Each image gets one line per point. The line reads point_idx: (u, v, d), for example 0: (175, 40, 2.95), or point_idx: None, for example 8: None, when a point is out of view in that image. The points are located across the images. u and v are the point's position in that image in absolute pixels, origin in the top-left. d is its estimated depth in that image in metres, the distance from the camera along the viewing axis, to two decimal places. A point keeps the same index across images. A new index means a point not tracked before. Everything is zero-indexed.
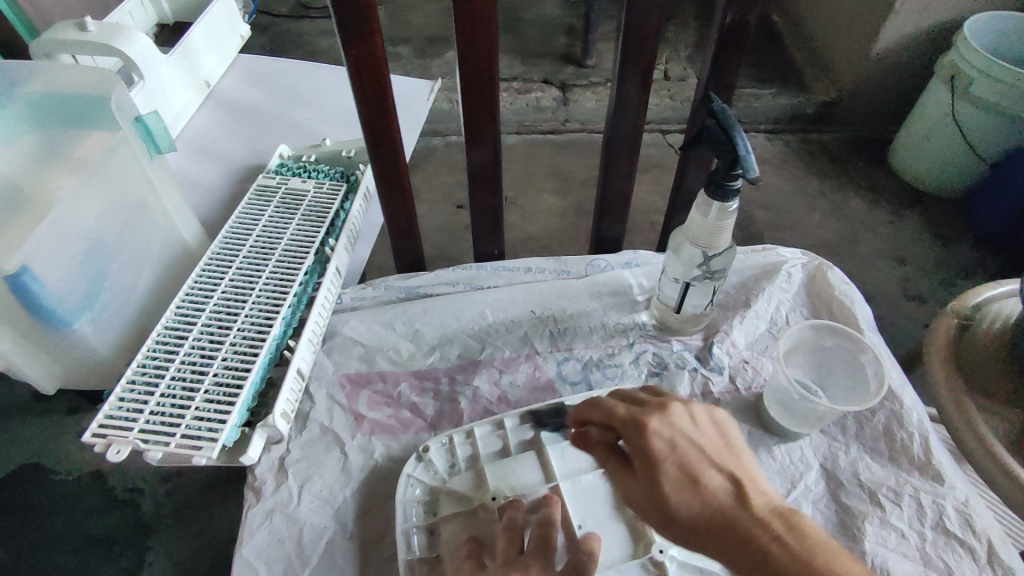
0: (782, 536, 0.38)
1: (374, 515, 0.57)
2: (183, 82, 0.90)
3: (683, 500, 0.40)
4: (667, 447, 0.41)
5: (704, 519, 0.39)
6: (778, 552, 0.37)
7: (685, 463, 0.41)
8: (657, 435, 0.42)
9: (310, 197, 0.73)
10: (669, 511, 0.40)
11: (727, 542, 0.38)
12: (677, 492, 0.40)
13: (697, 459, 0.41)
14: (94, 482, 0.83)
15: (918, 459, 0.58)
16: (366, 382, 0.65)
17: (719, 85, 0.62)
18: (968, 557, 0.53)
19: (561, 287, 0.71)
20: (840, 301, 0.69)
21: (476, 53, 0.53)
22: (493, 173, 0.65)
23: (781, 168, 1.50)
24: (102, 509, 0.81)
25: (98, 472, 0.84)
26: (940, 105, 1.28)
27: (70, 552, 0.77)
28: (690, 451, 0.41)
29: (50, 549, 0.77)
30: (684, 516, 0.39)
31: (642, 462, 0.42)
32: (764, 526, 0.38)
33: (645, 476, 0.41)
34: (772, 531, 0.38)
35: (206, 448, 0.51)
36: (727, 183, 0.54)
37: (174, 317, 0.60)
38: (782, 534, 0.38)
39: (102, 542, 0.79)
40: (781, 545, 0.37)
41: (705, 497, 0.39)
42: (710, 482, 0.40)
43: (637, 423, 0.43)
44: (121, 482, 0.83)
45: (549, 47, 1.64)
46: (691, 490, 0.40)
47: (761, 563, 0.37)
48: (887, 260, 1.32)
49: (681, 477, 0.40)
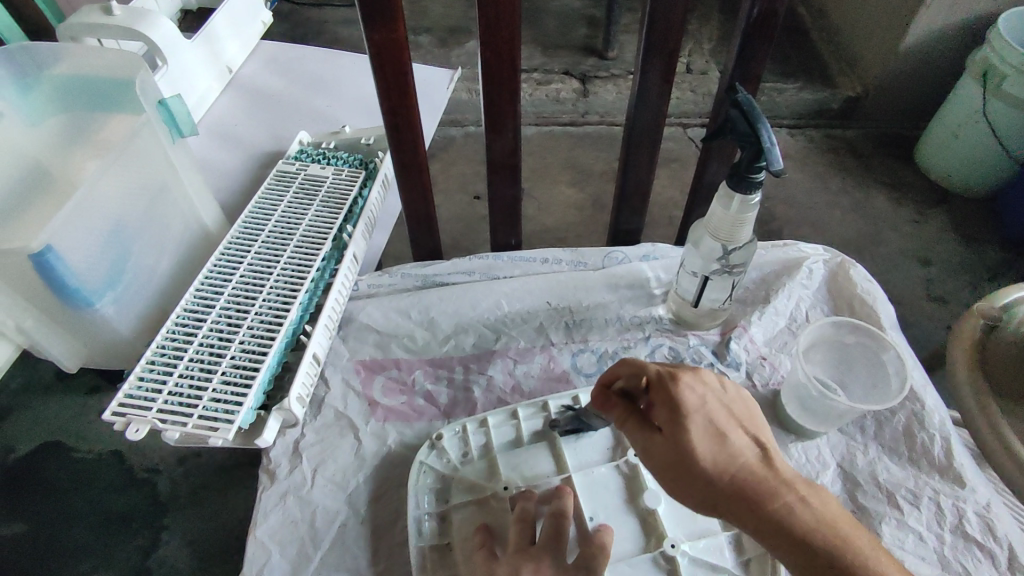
0: (808, 499, 0.36)
1: (387, 500, 0.57)
2: (206, 67, 0.90)
3: (712, 455, 0.37)
4: (698, 402, 0.39)
5: (731, 477, 0.37)
6: (804, 514, 0.36)
7: (713, 420, 0.39)
8: (690, 388, 0.40)
9: (328, 184, 0.73)
10: (693, 465, 0.37)
11: (749, 501, 0.36)
12: (706, 444, 0.38)
13: (723, 414, 0.39)
14: (113, 460, 0.85)
15: (939, 461, 0.56)
16: (381, 369, 0.65)
17: (744, 76, 0.61)
18: (988, 562, 0.52)
19: (578, 279, 0.71)
20: (862, 299, 0.68)
21: (498, 40, 0.52)
22: (512, 162, 0.65)
23: (804, 164, 1.47)
24: (121, 487, 0.83)
25: (118, 451, 0.85)
26: (970, 102, 1.25)
27: (90, 529, 0.79)
28: (719, 409, 0.39)
29: (71, 525, 0.79)
30: (710, 471, 0.37)
31: (669, 414, 0.39)
32: (790, 487, 0.37)
33: (671, 428, 0.39)
34: (797, 492, 0.36)
35: (223, 429, 0.52)
36: (750, 175, 0.53)
37: (193, 299, 0.61)
38: (807, 497, 0.36)
39: (121, 519, 0.80)
40: (807, 507, 0.36)
41: (731, 452, 0.38)
42: (737, 440, 0.38)
43: (668, 376, 0.40)
44: (139, 461, 0.85)
45: (570, 38, 1.62)
46: (717, 445, 0.38)
47: (781, 521, 0.36)
48: (910, 260, 1.30)
49: (710, 432, 0.38)
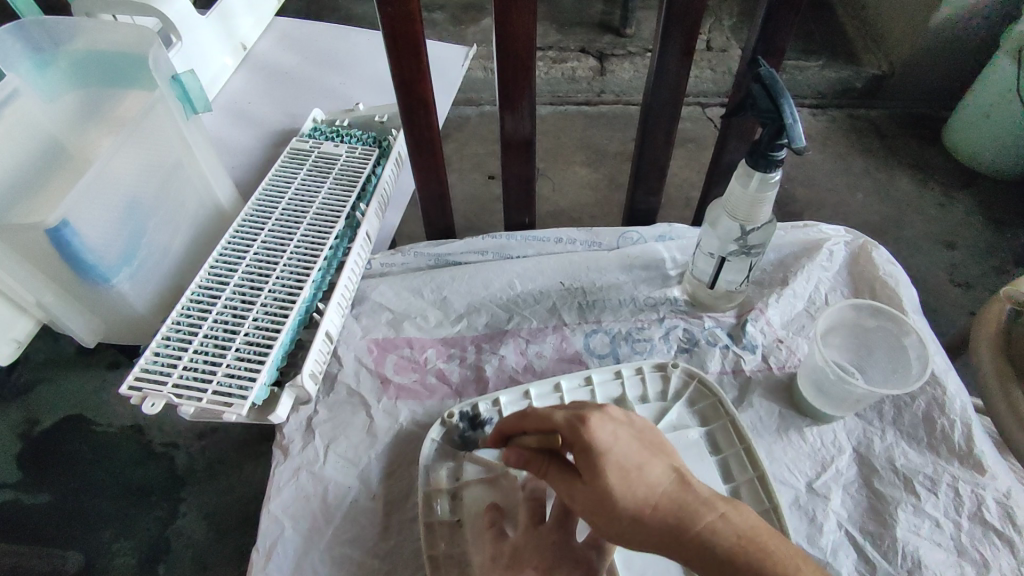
0: (732, 516, 0.35)
1: (398, 477, 0.58)
2: (220, 44, 0.90)
3: (633, 494, 0.36)
4: (611, 438, 0.38)
5: (654, 511, 0.35)
6: (727, 534, 0.34)
7: (626, 456, 0.37)
8: (600, 428, 0.38)
9: (342, 161, 0.72)
10: (615, 508, 0.36)
11: (676, 535, 0.35)
12: (624, 483, 0.36)
13: (637, 448, 0.38)
14: (132, 434, 0.86)
15: (959, 448, 0.55)
16: (393, 347, 0.65)
17: (767, 51, 0.59)
18: (1007, 550, 0.50)
19: (592, 260, 0.70)
20: (884, 282, 0.66)
21: (515, 15, 0.51)
22: (527, 141, 0.63)
23: (826, 144, 1.44)
24: (141, 461, 0.84)
25: (137, 426, 0.87)
26: (1004, 80, 1.20)
27: (112, 501, 0.81)
28: (631, 443, 0.38)
29: (93, 496, 0.81)
30: (632, 508, 0.36)
31: (583, 458, 0.38)
32: (709, 506, 0.35)
33: (589, 473, 0.37)
34: (716, 509, 0.35)
35: (237, 404, 0.52)
36: (772, 153, 0.52)
37: (207, 276, 0.61)
38: (727, 512, 0.35)
39: (140, 491, 0.82)
40: (727, 525, 0.34)
41: (649, 485, 0.36)
42: (653, 470, 0.37)
43: (575, 419, 0.39)
44: (158, 436, 0.86)
45: (587, 15, 1.59)
46: (636, 480, 0.36)
47: (706, 547, 0.34)
48: (933, 244, 1.27)
49: (625, 469, 0.37)
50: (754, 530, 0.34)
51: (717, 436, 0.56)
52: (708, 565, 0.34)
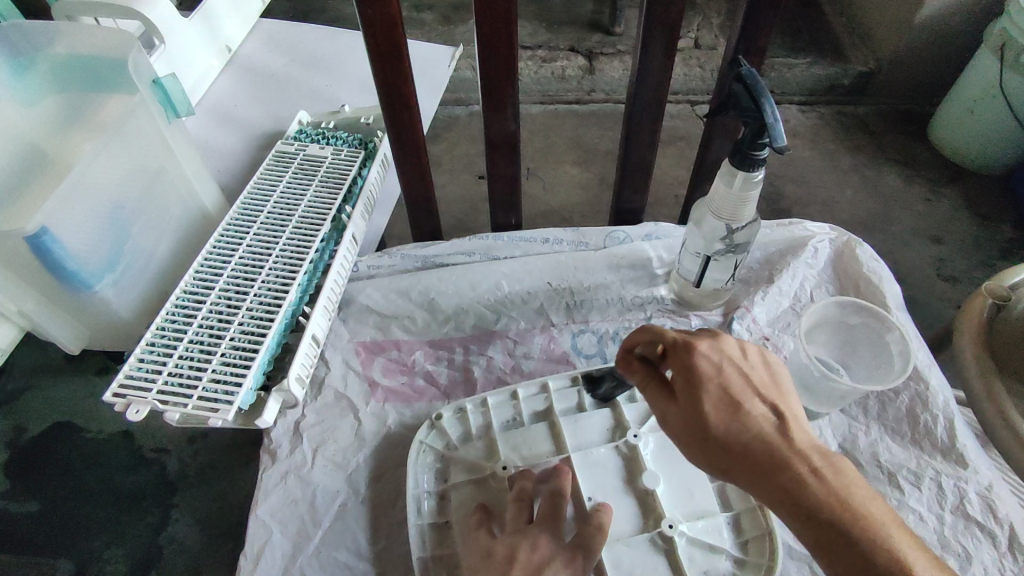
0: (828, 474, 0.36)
1: (386, 480, 0.58)
2: (204, 46, 0.89)
3: (728, 425, 0.38)
4: (713, 371, 0.40)
5: (745, 445, 0.38)
6: (817, 486, 0.36)
7: (729, 388, 0.39)
8: (705, 356, 0.41)
9: (327, 164, 0.72)
10: (707, 433, 0.38)
11: (762, 470, 0.37)
12: (721, 412, 0.38)
13: (739, 384, 0.40)
14: (122, 440, 0.86)
15: (942, 442, 0.56)
16: (381, 350, 0.65)
17: (749, 49, 0.59)
18: (989, 542, 0.51)
19: (578, 259, 0.70)
20: (868, 278, 0.67)
21: (495, 15, 0.50)
22: (512, 142, 0.63)
23: (814, 141, 1.45)
24: (132, 467, 0.84)
25: (127, 431, 0.87)
26: (987, 76, 1.22)
27: (102, 507, 0.80)
28: (736, 378, 0.40)
29: (83, 502, 0.80)
30: (724, 437, 0.38)
31: (685, 382, 0.40)
32: (804, 458, 0.37)
33: (688, 395, 0.40)
34: (813, 463, 0.36)
35: (222, 409, 0.52)
36: (753, 153, 0.52)
37: (192, 281, 0.61)
38: (824, 467, 0.36)
39: (131, 497, 0.81)
40: (819, 479, 0.36)
41: (747, 423, 0.38)
42: (752, 409, 0.39)
43: (687, 344, 0.41)
44: (148, 441, 0.86)
45: (575, 13, 1.59)
46: (732, 415, 0.38)
47: (793, 490, 0.36)
48: (921, 239, 1.28)
49: (725, 399, 0.39)
50: (848, 493, 0.36)
51: None
52: (787, 505, 0.36)
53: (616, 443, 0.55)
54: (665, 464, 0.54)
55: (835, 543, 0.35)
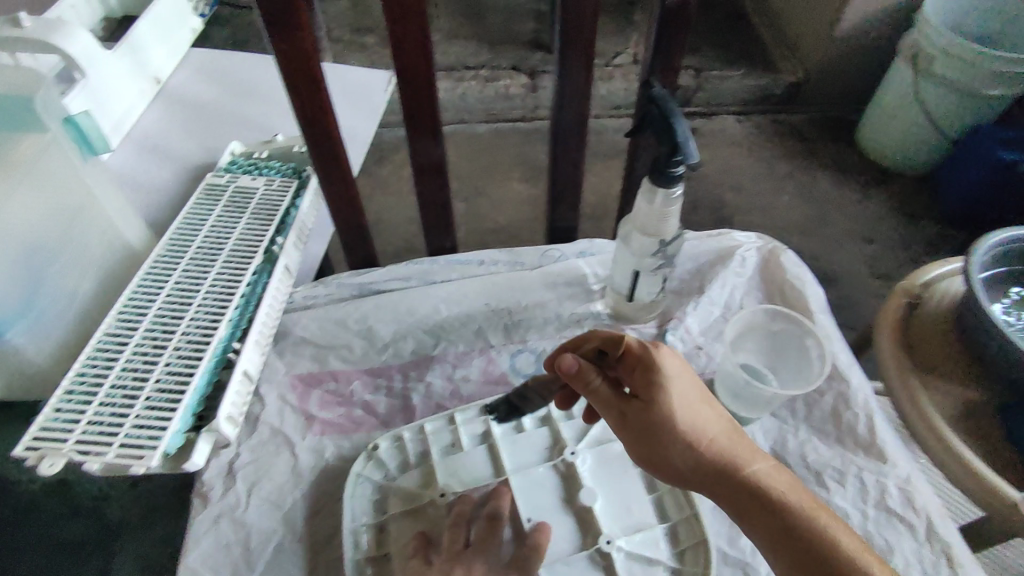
0: (776, 473, 0.43)
1: (324, 515, 0.57)
2: (129, 77, 0.86)
3: (691, 421, 0.44)
4: (675, 372, 0.45)
5: (710, 443, 0.43)
6: (773, 480, 0.42)
7: (688, 391, 0.45)
8: (668, 360, 0.46)
9: (259, 195, 0.71)
10: (666, 427, 0.43)
11: (720, 466, 0.43)
12: (685, 411, 0.44)
13: (695, 387, 0.46)
14: (56, 488, 0.82)
15: (864, 440, 0.58)
16: (318, 382, 0.64)
17: (664, 69, 0.61)
18: (909, 534, 0.53)
19: (515, 279, 0.71)
20: (792, 284, 0.69)
21: (407, 40, 0.51)
22: (438, 165, 0.63)
23: (751, 149, 1.50)
24: (64, 520, 0.80)
25: (62, 479, 0.83)
26: (904, 84, 1.29)
27: (37, 560, 0.77)
28: (691, 383, 0.46)
29: (16, 557, 0.77)
30: (691, 435, 0.43)
31: (645, 380, 0.45)
32: (757, 457, 0.44)
33: (648, 392, 0.45)
34: (763, 460, 0.43)
35: (146, 455, 0.50)
36: (669, 170, 0.53)
37: (115, 322, 0.59)
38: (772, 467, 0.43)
39: (68, 547, 0.78)
40: (772, 475, 0.42)
41: (707, 422, 0.44)
42: (710, 412, 0.45)
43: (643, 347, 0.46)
44: (86, 488, 0.83)
45: (517, 32, 1.63)
46: (694, 414, 0.44)
47: (751, 485, 0.42)
48: (854, 240, 1.34)
49: (685, 399, 0.44)
50: (795, 490, 0.42)
51: None
52: (742, 500, 0.42)
53: (554, 462, 0.56)
54: (603, 479, 0.55)
55: (784, 532, 0.40)
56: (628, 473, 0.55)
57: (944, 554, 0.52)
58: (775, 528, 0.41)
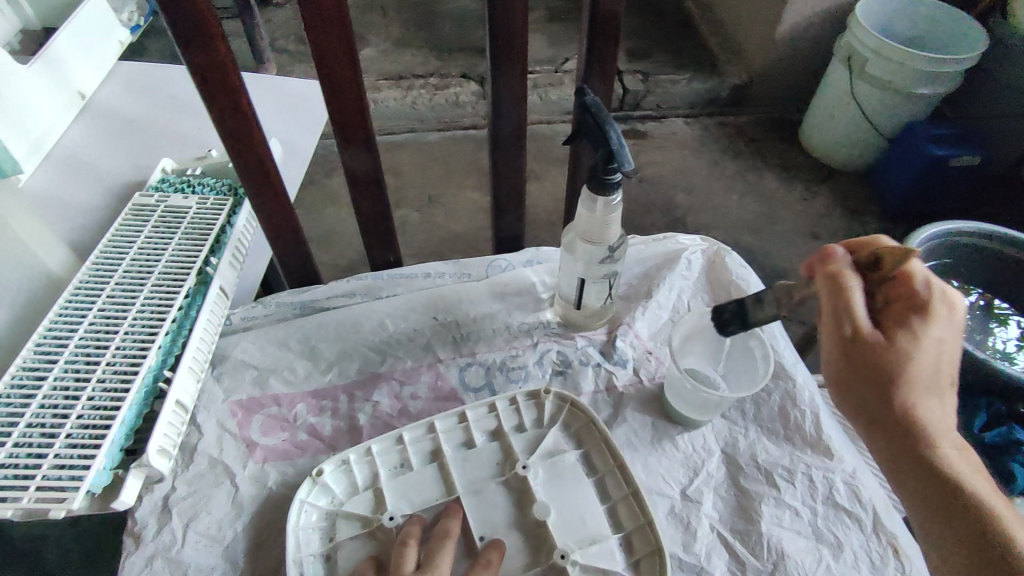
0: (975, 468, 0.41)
1: (267, 547, 0.54)
2: (47, 93, 0.81)
3: (927, 377, 0.41)
4: (940, 328, 0.42)
5: (912, 406, 0.41)
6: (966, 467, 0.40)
7: (943, 354, 0.42)
8: (940, 314, 0.42)
9: (191, 214, 0.68)
10: (885, 370, 0.41)
11: (917, 427, 0.41)
12: (929, 368, 0.41)
13: (951, 348, 0.43)
14: None
15: (810, 436, 0.59)
16: (259, 407, 0.62)
17: (600, 76, 0.61)
18: (856, 527, 0.54)
19: (463, 291, 0.69)
20: (737, 285, 0.70)
21: (332, 49, 0.49)
22: (376, 178, 0.62)
23: (700, 151, 1.53)
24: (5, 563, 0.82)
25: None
26: (841, 85, 1.34)
27: None
28: (950, 343, 0.43)
29: None
30: (908, 389, 0.41)
31: (903, 321, 0.42)
32: (958, 441, 0.41)
33: (893, 333, 0.42)
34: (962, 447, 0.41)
35: (67, 497, 0.46)
36: (607, 177, 0.53)
37: (32, 355, 0.55)
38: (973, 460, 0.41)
39: None
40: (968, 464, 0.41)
41: (934, 387, 0.42)
42: (938, 378, 0.42)
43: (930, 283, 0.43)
44: (23, 532, 0.84)
45: (467, 40, 1.62)
46: (934, 375, 0.41)
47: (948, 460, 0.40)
48: (801, 236, 1.37)
49: (936, 359, 0.42)
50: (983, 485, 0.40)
51: (593, 456, 0.57)
52: (920, 464, 0.41)
53: (506, 477, 0.55)
54: (556, 492, 0.54)
55: (948, 506, 0.39)
56: (581, 484, 0.55)
57: (891, 546, 0.53)
58: (942, 501, 0.40)
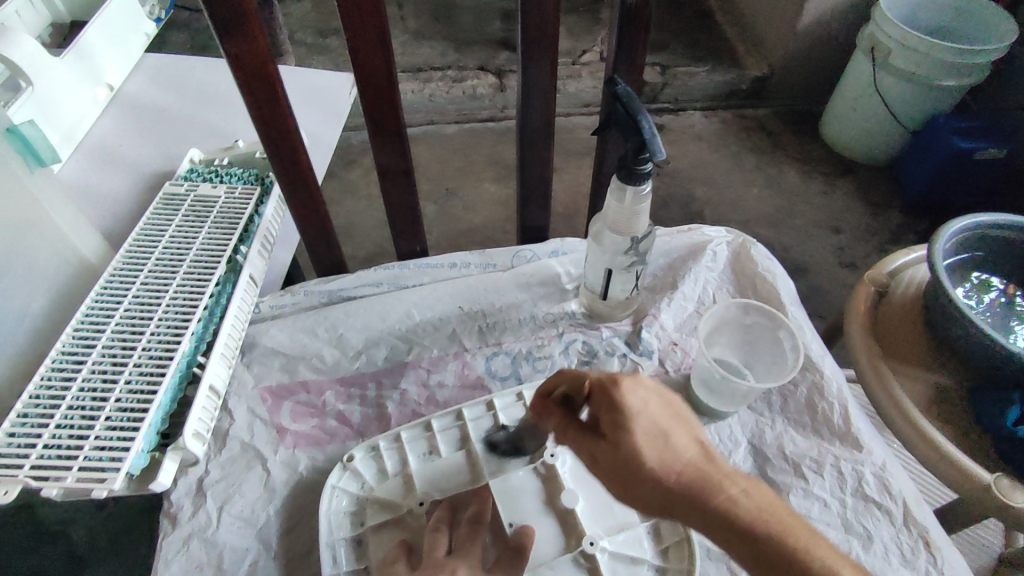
0: (741, 501, 0.36)
1: (300, 531, 0.55)
2: (79, 84, 0.82)
3: (653, 453, 0.38)
4: (640, 404, 0.40)
5: (678, 477, 0.38)
6: (750, 509, 0.36)
7: (654, 420, 0.40)
8: (630, 392, 0.41)
9: (220, 203, 0.69)
10: (638, 472, 0.38)
11: (694, 503, 0.37)
12: (648, 445, 0.39)
13: (663, 413, 0.40)
14: (23, 515, 0.85)
15: (839, 428, 0.59)
16: (289, 393, 0.63)
17: (629, 67, 0.60)
18: (886, 520, 0.54)
19: (488, 281, 0.70)
20: (763, 277, 0.70)
21: (367, 41, 0.50)
22: (406, 169, 0.62)
23: (719, 144, 1.52)
24: (35, 544, 0.84)
25: (28, 506, 0.86)
26: (864, 77, 1.32)
27: None
28: (658, 409, 0.40)
29: None
30: (656, 471, 0.38)
31: (607, 416, 0.41)
32: (735, 483, 0.37)
33: (614, 432, 0.40)
34: (741, 486, 0.37)
35: (108, 478, 0.47)
36: (638, 167, 0.53)
37: (70, 340, 0.56)
38: (749, 487, 0.37)
39: None
40: (751, 501, 0.36)
41: (675, 452, 0.38)
42: (679, 439, 0.39)
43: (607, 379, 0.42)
44: (52, 514, 0.86)
45: (485, 32, 1.62)
46: (659, 447, 0.39)
47: (723, 514, 0.36)
48: (821, 230, 1.36)
49: (652, 432, 0.39)
50: (772, 514, 0.36)
51: None
52: (728, 535, 0.35)
53: (534, 465, 0.55)
54: (583, 481, 0.55)
55: (777, 571, 0.34)
56: None
57: (921, 539, 0.53)
58: (768, 566, 0.34)
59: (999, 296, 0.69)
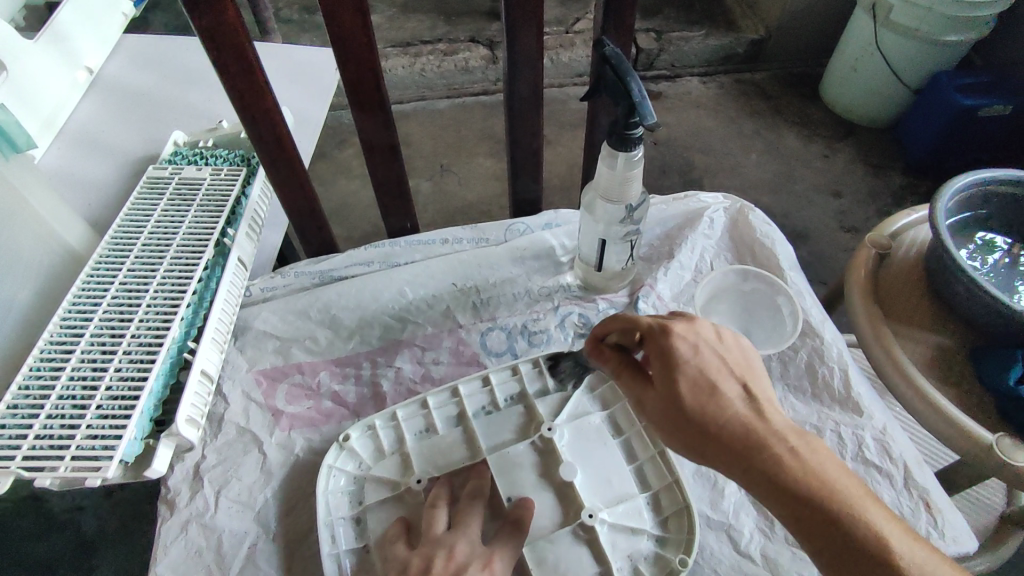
0: (794, 455, 0.37)
1: (298, 512, 0.55)
2: (56, 68, 0.79)
3: (704, 406, 0.39)
4: (691, 351, 0.41)
5: (723, 428, 0.39)
6: (795, 466, 0.37)
7: (705, 371, 0.40)
8: (682, 339, 0.42)
9: (206, 186, 0.67)
10: (684, 416, 0.40)
11: (736, 451, 0.38)
12: (694, 394, 0.40)
13: (714, 363, 0.41)
14: (31, 505, 0.86)
15: (839, 393, 0.58)
16: (283, 376, 0.62)
17: (618, 28, 0.58)
18: (887, 483, 0.53)
19: (481, 256, 0.68)
20: (762, 243, 0.69)
21: (345, 10, 0.48)
22: (391, 144, 0.60)
23: (717, 110, 1.49)
24: (45, 533, 0.84)
25: (35, 496, 0.86)
26: (864, 35, 1.28)
27: None
28: (709, 361, 0.41)
29: None
30: (700, 420, 0.39)
31: (659, 365, 0.42)
32: (781, 440, 0.38)
33: (661, 382, 0.41)
34: (788, 443, 0.38)
35: (102, 467, 0.47)
36: (629, 133, 0.51)
37: (59, 330, 0.55)
38: (799, 448, 0.37)
39: (48, 564, 0.82)
40: (797, 459, 0.37)
41: (722, 405, 0.39)
42: (726, 391, 0.40)
43: (661, 330, 0.43)
44: (60, 503, 0.86)
45: (474, 3, 1.57)
46: (708, 395, 0.40)
47: (768, 468, 0.37)
48: (823, 195, 1.34)
49: (700, 382, 0.40)
50: (822, 473, 0.37)
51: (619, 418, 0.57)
52: (772, 488, 0.37)
53: (531, 439, 0.55)
54: (582, 454, 0.54)
55: (815, 526, 0.36)
56: (607, 445, 0.55)
57: (922, 500, 0.52)
58: (806, 519, 0.36)
59: (1004, 256, 0.67)
